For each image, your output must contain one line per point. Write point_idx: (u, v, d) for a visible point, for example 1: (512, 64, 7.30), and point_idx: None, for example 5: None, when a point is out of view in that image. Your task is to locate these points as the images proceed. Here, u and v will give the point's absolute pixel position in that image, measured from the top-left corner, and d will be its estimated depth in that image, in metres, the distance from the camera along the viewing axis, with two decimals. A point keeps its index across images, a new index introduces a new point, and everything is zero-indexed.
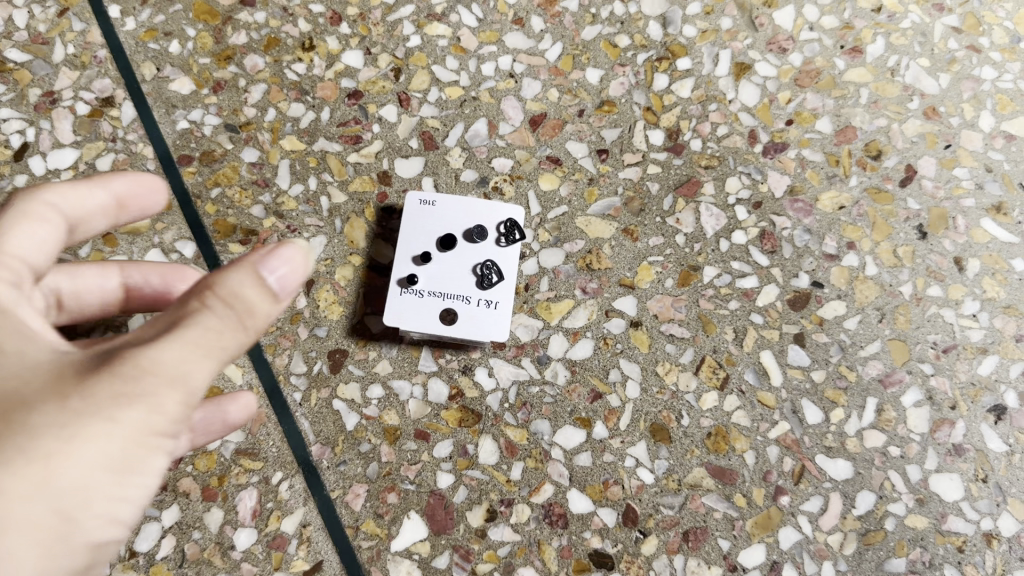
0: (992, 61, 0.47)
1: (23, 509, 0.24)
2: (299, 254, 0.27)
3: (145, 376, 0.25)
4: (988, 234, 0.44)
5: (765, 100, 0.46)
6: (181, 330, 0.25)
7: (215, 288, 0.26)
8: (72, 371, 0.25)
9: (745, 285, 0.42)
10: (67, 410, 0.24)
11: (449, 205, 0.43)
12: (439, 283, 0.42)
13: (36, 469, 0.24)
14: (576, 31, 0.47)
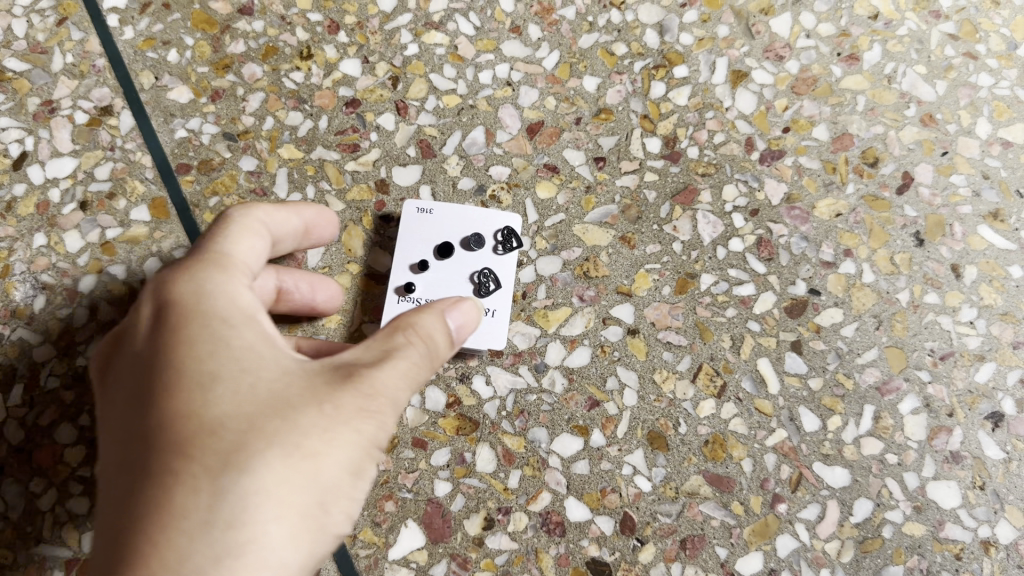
0: (989, 68, 0.47)
1: (298, 497, 0.29)
2: (472, 308, 0.36)
3: (380, 396, 0.31)
4: (985, 241, 0.44)
5: (761, 107, 0.46)
6: (397, 360, 0.32)
7: (418, 327, 0.34)
8: (318, 383, 0.31)
9: (742, 292, 0.43)
10: (331, 418, 0.30)
11: (446, 213, 0.44)
12: (435, 290, 0.43)
13: (309, 463, 0.29)
14: (573, 39, 0.47)
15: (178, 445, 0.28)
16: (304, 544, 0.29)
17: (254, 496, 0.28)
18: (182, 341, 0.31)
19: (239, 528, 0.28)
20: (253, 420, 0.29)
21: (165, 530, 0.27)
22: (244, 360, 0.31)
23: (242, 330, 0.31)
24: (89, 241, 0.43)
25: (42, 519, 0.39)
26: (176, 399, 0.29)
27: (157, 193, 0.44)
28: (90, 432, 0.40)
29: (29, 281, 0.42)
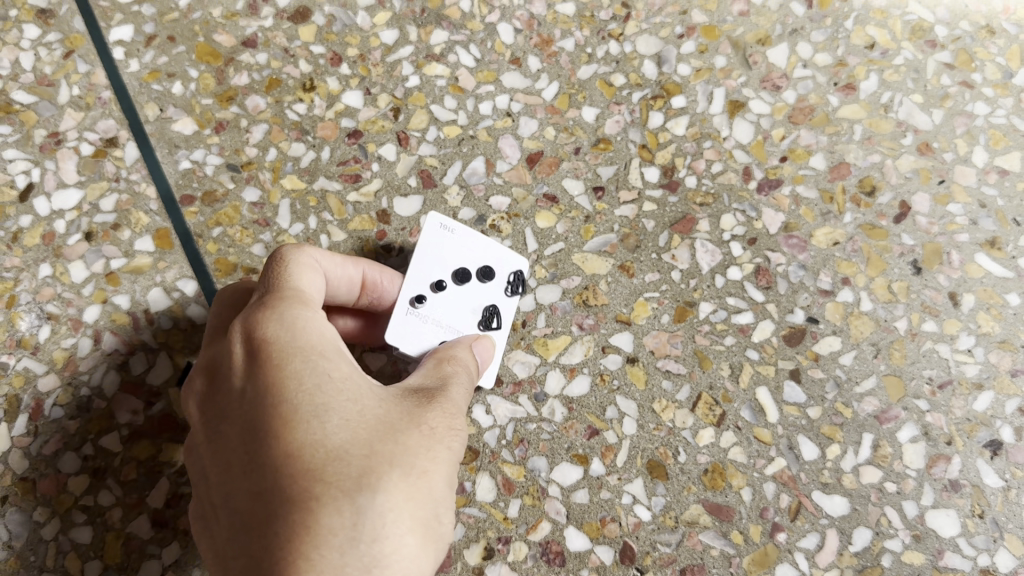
0: (985, 97, 0.48)
1: (421, 511, 0.31)
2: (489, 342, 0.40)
3: (462, 413, 0.34)
4: (983, 269, 0.44)
5: (758, 137, 0.46)
6: (457, 383, 0.35)
7: (462, 356, 0.37)
8: (410, 405, 0.33)
9: (740, 320, 0.43)
10: (434, 436, 0.32)
11: (467, 237, 0.42)
12: (442, 313, 0.42)
13: (426, 479, 0.31)
14: (572, 70, 0.47)
15: (312, 474, 0.30)
16: (429, 553, 0.31)
17: (387, 512, 0.30)
18: (288, 372, 0.32)
19: (383, 539, 0.30)
20: (371, 445, 0.31)
21: (317, 549, 0.29)
22: (344, 389, 0.32)
23: (334, 358, 0.33)
24: (93, 271, 0.43)
25: (44, 549, 0.39)
26: (295, 427, 0.31)
27: (161, 224, 0.44)
28: (94, 461, 0.41)
29: (34, 311, 0.43)
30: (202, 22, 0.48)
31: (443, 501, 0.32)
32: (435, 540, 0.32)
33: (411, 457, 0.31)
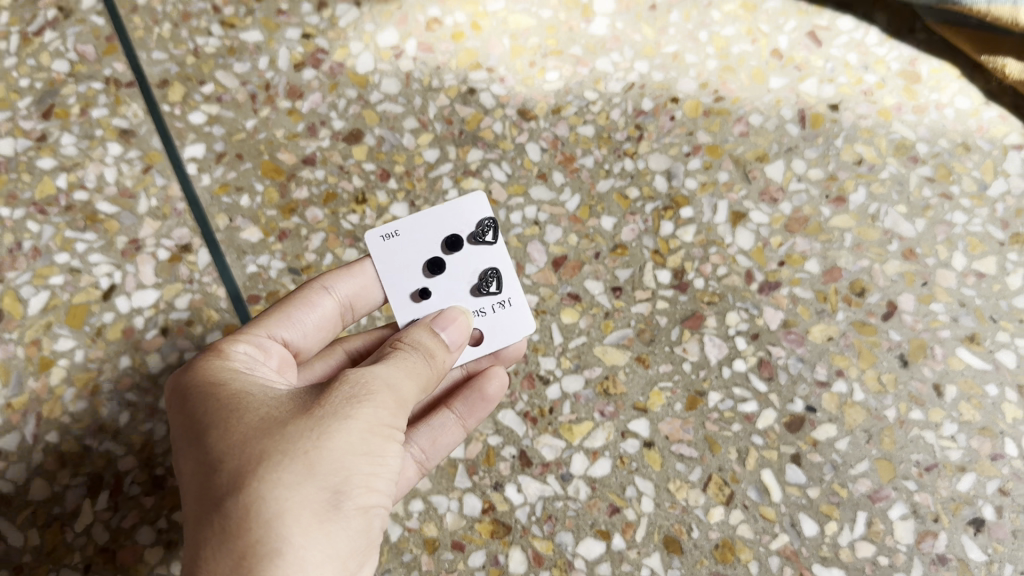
0: (963, 207, 0.53)
1: (301, 491, 0.35)
2: (458, 322, 0.44)
3: (364, 391, 0.37)
4: (963, 362, 0.49)
5: (759, 243, 0.52)
6: (382, 360, 0.39)
7: (409, 342, 0.41)
8: (306, 402, 0.37)
9: (746, 408, 0.48)
10: (316, 423, 0.36)
11: (410, 228, 0.50)
12: (448, 299, 0.49)
13: (307, 458, 0.35)
14: (592, 184, 0.53)
15: (201, 489, 0.35)
16: (315, 529, 0.35)
17: (254, 503, 0.34)
18: (189, 405, 0.38)
19: (248, 529, 0.34)
20: (247, 444, 0.35)
21: (199, 555, 0.34)
22: (236, 402, 0.38)
23: (235, 382, 0.39)
24: (169, 362, 0.49)
25: None
26: (193, 449, 0.37)
27: (229, 320, 0.50)
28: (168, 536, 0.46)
29: (115, 400, 0.48)
30: (267, 142, 0.54)
31: (334, 476, 0.35)
32: (329, 517, 0.35)
33: (280, 448, 0.35)
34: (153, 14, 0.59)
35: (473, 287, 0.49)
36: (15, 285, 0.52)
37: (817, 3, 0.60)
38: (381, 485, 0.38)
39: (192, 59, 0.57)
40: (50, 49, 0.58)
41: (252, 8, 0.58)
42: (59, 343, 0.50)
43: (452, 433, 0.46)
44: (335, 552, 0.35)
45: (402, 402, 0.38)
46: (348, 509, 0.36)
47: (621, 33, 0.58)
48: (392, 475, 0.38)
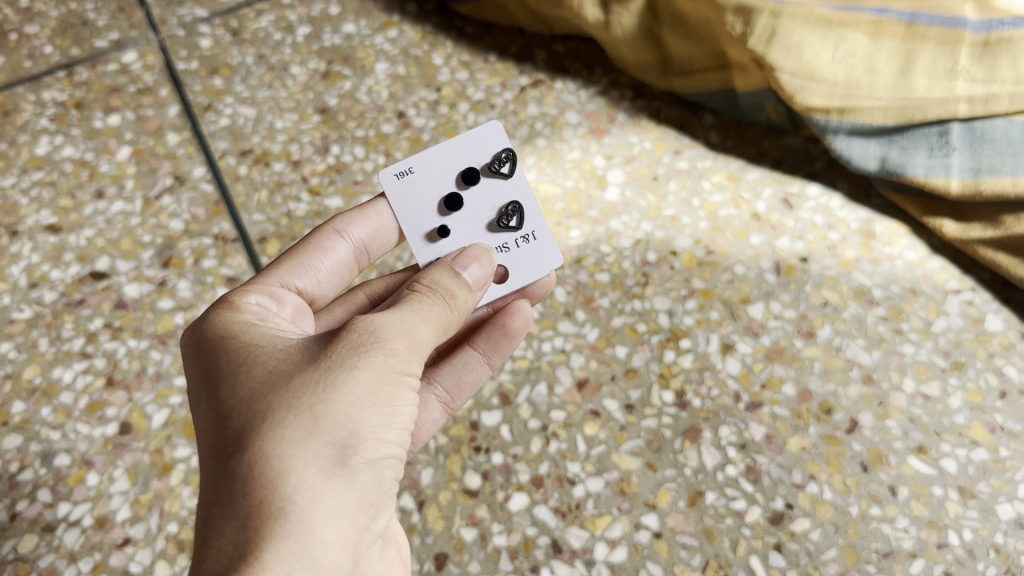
0: (912, 340, 0.66)
1: (305, 447, 0.42)
2: (479, 261, 0.53)
3: (369, 347, 0.44)
4: (914, 468, 0.60)
5: (745, 369, 0.64)
6: (394, 310, 0.46)
7: (424, 289, 0.49)
8: (317, 355, 0.44)
9: (736, 505, 0.59)
10: (323, 379, 0.43)
11: (425, 166, 0.61)
12: (468, 225, 0.60)
13: (311, 414, 0.42)
14: (608, 320, 0.67)
15: (221, 446, 0.43)
16: (320, 479, 0.42)
17: (260, 460, 0.41)
18: (215, 363, 0.46)
19: (257, 482, 0.41)
20: (259, 405, 0.43)
21: (218, 507, 0.42)
22: (252, 362, 0.45)
23: (249, 340, 0.47)
24: None
25: None
26: (215, 404, 0.45)
27: None
28: None
29: None
30: None
31: (336, 429, 0.42)
32: (334, 468, 0.42)
33: (287, 407, 0.42)
34: (250, 182, 0.73)
35: (495, 216, 0.60)
36: (140, 402, 0.64)
37: (788, 175, 0.74)
38: (386, 435, 0.44)
39: (285, 219, 0.71)
40: (168, 210, 0.73)
41: (333, 178, 0.73)
42: (178, 451, 0.62)
43: (481, 370, 0.59)
44: (340, 499, 0.42)
45: (408, 354, 0.45)
46: (354, 461, 0.43)
47: (630, 199, 0.74)
48: (401, 418, 0.45)
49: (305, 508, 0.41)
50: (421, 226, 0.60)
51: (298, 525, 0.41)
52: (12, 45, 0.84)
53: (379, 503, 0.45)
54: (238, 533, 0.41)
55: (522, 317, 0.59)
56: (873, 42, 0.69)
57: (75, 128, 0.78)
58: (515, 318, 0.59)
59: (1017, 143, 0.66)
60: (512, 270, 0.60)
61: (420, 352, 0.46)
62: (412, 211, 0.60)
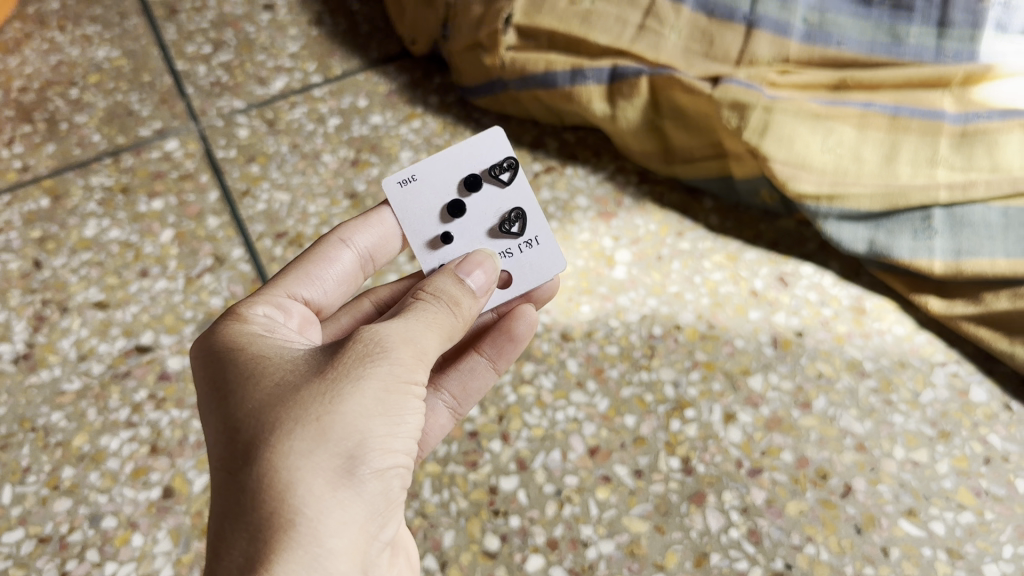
0: (901, 410, 0.70)
1: (314, 459, 0.44)
2: (483, 266, 0.58)
3: (374, 357, 0.47)
4: (904, 531, 0.65)
5: (746, 438, 0.69)
6: (397, 321, 0.50)
7: (429, 296, 0.53)
8: (324, 367, 0.47)
9: (739, 566, 0.63)
10: (330, 391, 0.46)
11: (426, 172, 0.65)
12: (470, 229, 0.65)
13: (319, 426, 0.45)
14: (617, 390, 0.72)
15: (231, 460, 0.46)
16: (329, 489, 0.45)
17: (270, 473, 0.44)
18: (223, 377, 0.49)
19: (268, 495, 0.44)
20: (267, 419, 0.46)
21: (230, 521, 0.44)
22: (258, 376, 0.48)
23: (254, 354, 0.50)
24: None
25: None
26: (224, 417, 0.47)
27: None
28: None
29: None
30: None
31: (343, 440, 0.45)
32: (341, 478, 0.45)
33: (295, 419, 0.45)
34: (284, 261, 0.79)
35: (496, 221, 0.65)
36: (182, 469, 0.69)
37: (783, 255, 0.80)
38: (390, 444, 0.47)
39: None
40: (208, 288, 0.78)
41: None
42: None
43: (486, 375, 0.66)
44: (348, 508, 0.45)
45: (410, 364, 0.48)
46: (361, 471, 0.46)
47: (636, 277, 0.80)
48: (406, 427, 0.48)
49: (315, 517, 0.44)
50: (424, 231, 0.65)
51: (308, 535, 0.44)
52: (63, 133, 0.91)
53: (386, 509, 0.48)
54: (248, 547, 0.43)
55: (524, 323, 0.65)
56: (860, 134, 0.76)
57: (121, 212, 0.84)
58: (518, 324, 0.65)
59: (993, 228, 0.71)
60: (516, 275, 0.65)
61: (423, 362, 0.50)
62: (416, 217, 0.65)
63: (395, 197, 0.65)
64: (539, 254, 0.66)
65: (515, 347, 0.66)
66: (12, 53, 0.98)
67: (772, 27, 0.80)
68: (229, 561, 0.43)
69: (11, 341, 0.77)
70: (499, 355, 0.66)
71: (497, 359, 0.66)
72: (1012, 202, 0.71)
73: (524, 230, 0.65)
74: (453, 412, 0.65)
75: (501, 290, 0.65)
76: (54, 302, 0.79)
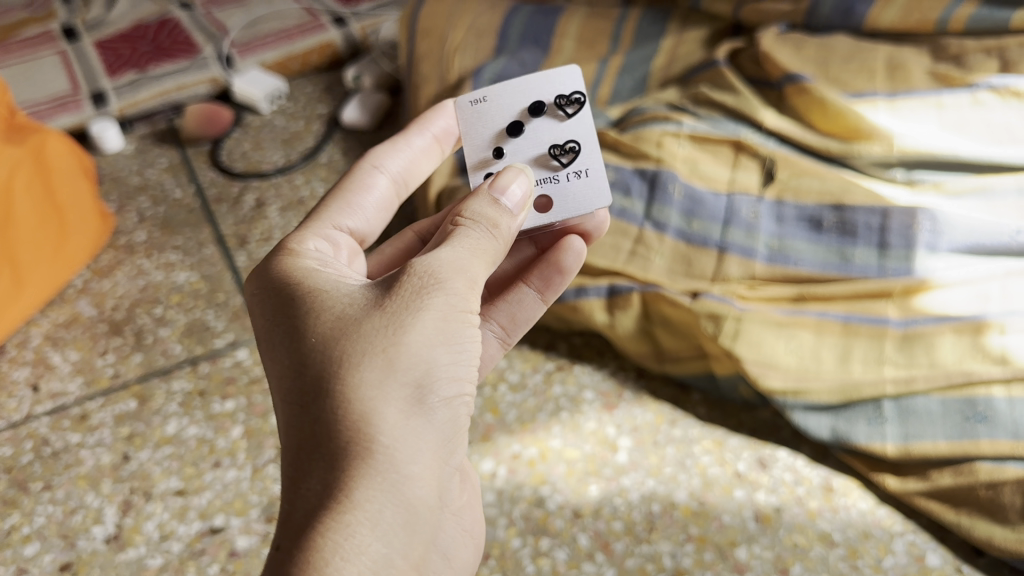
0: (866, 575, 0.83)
1: (382, 393, 0.57)
2: (518, 179, 0.71)
3: (429, 291, 0.60)
4: None
5: None
6: (445, 252, 0.63)
7: (469, 222, 0.66)
8: (386, 302, 0.60)
9: None
10: (393, 328, 0.58)
11: (500, 96, 0.84)
12: (525, 151, 0.82)
13: (386, 363, 0.58)
14: (622, 560, 0.85)
15: (309, 395, 0.58)
16: (398, 416, 0.58)
17: (346, 410, 0.57)
18: (295, 317, 0.62)
19: (347, 426, 0.56)
20: (339, 358, 0.58)
21: (312, 451, 0.57)
22: (325, 317, 0.60)
23: (320, 295, 0.62)
24: None
25: None
26: (300, 352, 0.60)
27: None
28: None
29: None
30: None
31: (406, 373, 0.58)
32: (407, 407, 0.58)
33: (365, 356, 0.58)
34: None
35: (548, 148, 0.82)
36: None
37: (762, 440, 0.94)
38: (448, 371, 0.60)
39: None
40: (271, 476, 0.93)
41: None
42: None
43: (536, 306, 0.84)
44: (416, 429, 0.59)
45: (459, 293, 0.62)
46: (424, 399, 0.59)
47: (636, 460, 0.93)
48: (461, 353, 0.61)
49: (389, 443, 0.57)
50: (483, 142, 0.83)
51: (385, 462, 0.56)
52: (148, 345, 1.07)
53: (449, 427, 0.61)
54: (328, 474, 0.56)
55: (569, 254, 0.82)
56: (818, 338, 0.92)
57: (198, 411, 0.99)
58: (566, 257, 0.82)
59: (934, 414, 0.85)
60: (556, 200, 0.81)
61: (469, 292, 0.63)
62: (479, 129, 0.83)
63: (466, 113, 0.84)
64: (583, 184, 0.81)
65: (562, 278, 0.83)
66: (106, 277, 1.16)
67: (740, 252, 0.98)
68: (313, 486, 0.56)
69: (103, 524, 0.90)
70: (546, 286, 0.83)
71: (544, 289, 0.83)
72: (948, 393, 0.85)
73: (572, 162, 0.82)
74: (503, 338, 0.83)
75: (542, 213, 0.81)
76: (140, 490, 0.92)
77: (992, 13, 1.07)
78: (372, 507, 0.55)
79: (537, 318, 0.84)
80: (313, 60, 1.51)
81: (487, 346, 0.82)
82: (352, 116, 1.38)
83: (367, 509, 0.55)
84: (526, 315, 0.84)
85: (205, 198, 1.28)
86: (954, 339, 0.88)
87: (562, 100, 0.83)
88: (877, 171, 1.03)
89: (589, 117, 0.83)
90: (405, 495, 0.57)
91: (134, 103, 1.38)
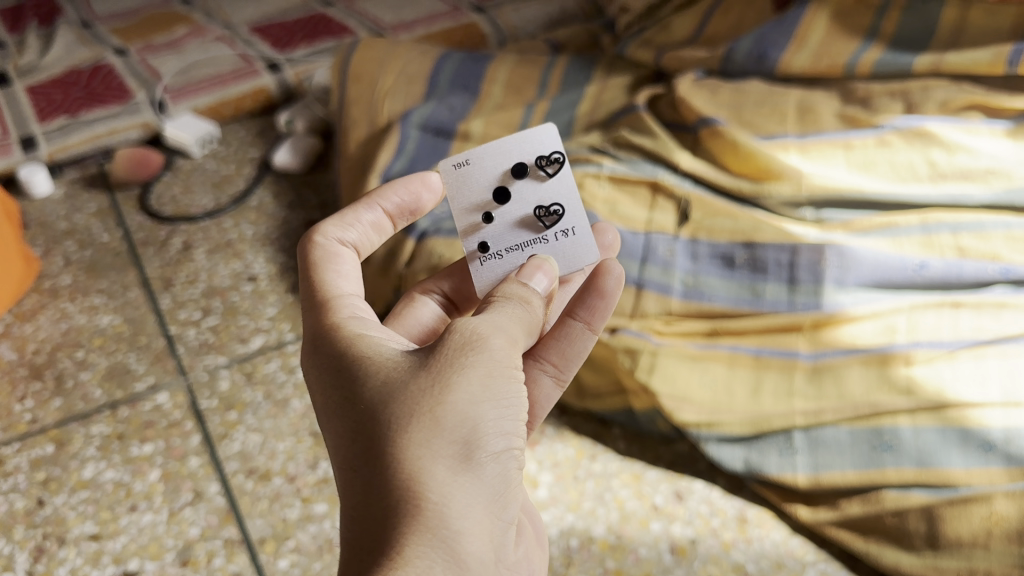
0: None
1: (430, 449, 0.54)
2: (542, 265, 0.72)
3: (473, 350, 0.57)
4: None
5: None
6: (490, 317, 0.61)
7: (513, 295, 0.65)
8: (431, 360, 0.57)
9: None
10: (439, 386, 0.55)
11: (475, 159, 0.77)
12: (507, 220, 0.77)
13: (435, 422, 0.54)
14: None
15: (359, 459, 0.56)
16: (451, 473, 0.54)
17: (395, 469, 0.54)
18: (341, 378, 0.59)
19: (397, 486, 0.53)
20: (386, 417, 0.55)
21: (365, 515, 0.54)
22: (370, 375, 0.58)
23: (365, 353, 0.60)
24: None
25: None
26: (350, 415, 0.57)
27: None
28: None
29: None
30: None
31: (455, 430, 0.55)
32: (458, 463, 0.55)
33: (411, 415, 0.55)
34: (255, 494, 0.95)
35: (532, 210, 0.77)
36: None
37: (679, 473, 0.96)
38: (497, 426, 0.57)
39: (281, 523, 0.92)
40: (188, 519, 0.92)
41: (321, 487, 0.95)
42: None
43: (585, 340, 0.77)
44: (470, 486, 0.55)
45: (503, 350, 0.59)
46: (475, 456, 0.55)
47: (556, 495, 0.94)
48: (512, 410, 0.59)
49: (440, 500, 0.53)
50: (468, 214, 0.76)
51: (436, 520, 0.53)
52: (68, 389, 1.06)
53: (505, 485, 0.58)
54: (378, 536, 0.52)
55: (611, 278, 0.76)
56: (730, 371, 0.95)
57: (116, 455, 0.98)
58: (607, 280, 0.76)
59: (843, 444, 0.87)
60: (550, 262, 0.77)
61: (515, 352, 0.60)
62: (465, 193, 0.77)
63: (448, 176, 0.77)
64: (570, 244, 0.78)
65: (605, 302, 0.76)
66: (29, 321, 1.15)
67: (656, 288, 1.00)
68: (364, 548, 0.53)
69: (14, 571, 0.88)
70: (592, 315, 0.76)
71: (591, 319, 0.77)
72: (856, 422, 0.87)
73: (557, 223, 0.77)
74: (557, 378, 0.77)
75: None
76: (53, 535, 0.91)
77: (895, 58, 1.10)
78: (422, 563, 0.51)
79: (588, 350, 0.77)
80: (246, 105, 1.52)
81: (539, 388, 0.77)
82: (284, 160, 1.39)
83: (419, 565, 0.51)
84: (578, 349, 0.77)
85: (132, 242, 1.28)
86: (861, 371, 0.90)
87: (543, 159, 0.77)
88: (788, 211, 1.05)
89: (571, 174, 0.78)
90: (459, 554, 0.53)
91: (64, 148, 1.38)
